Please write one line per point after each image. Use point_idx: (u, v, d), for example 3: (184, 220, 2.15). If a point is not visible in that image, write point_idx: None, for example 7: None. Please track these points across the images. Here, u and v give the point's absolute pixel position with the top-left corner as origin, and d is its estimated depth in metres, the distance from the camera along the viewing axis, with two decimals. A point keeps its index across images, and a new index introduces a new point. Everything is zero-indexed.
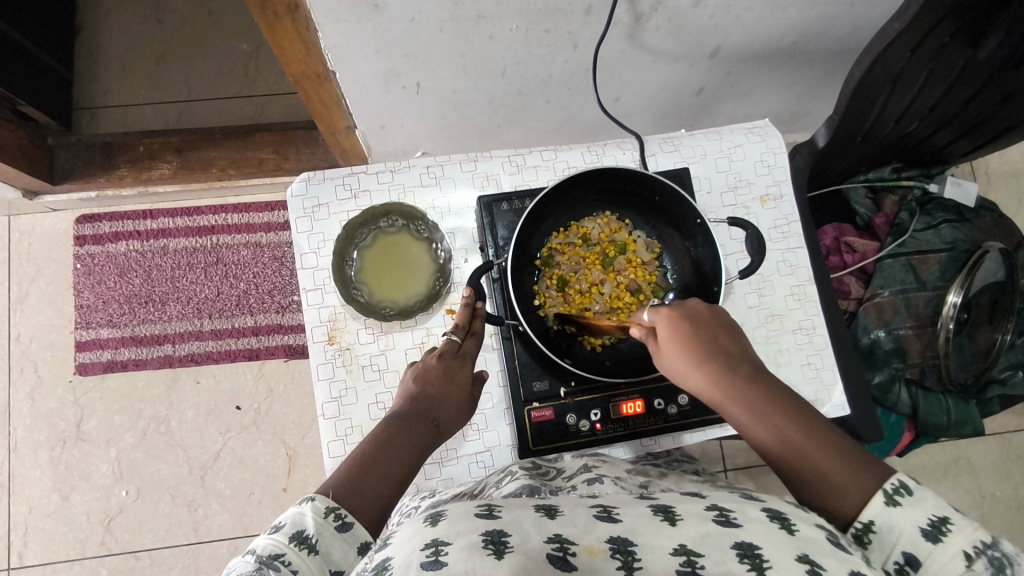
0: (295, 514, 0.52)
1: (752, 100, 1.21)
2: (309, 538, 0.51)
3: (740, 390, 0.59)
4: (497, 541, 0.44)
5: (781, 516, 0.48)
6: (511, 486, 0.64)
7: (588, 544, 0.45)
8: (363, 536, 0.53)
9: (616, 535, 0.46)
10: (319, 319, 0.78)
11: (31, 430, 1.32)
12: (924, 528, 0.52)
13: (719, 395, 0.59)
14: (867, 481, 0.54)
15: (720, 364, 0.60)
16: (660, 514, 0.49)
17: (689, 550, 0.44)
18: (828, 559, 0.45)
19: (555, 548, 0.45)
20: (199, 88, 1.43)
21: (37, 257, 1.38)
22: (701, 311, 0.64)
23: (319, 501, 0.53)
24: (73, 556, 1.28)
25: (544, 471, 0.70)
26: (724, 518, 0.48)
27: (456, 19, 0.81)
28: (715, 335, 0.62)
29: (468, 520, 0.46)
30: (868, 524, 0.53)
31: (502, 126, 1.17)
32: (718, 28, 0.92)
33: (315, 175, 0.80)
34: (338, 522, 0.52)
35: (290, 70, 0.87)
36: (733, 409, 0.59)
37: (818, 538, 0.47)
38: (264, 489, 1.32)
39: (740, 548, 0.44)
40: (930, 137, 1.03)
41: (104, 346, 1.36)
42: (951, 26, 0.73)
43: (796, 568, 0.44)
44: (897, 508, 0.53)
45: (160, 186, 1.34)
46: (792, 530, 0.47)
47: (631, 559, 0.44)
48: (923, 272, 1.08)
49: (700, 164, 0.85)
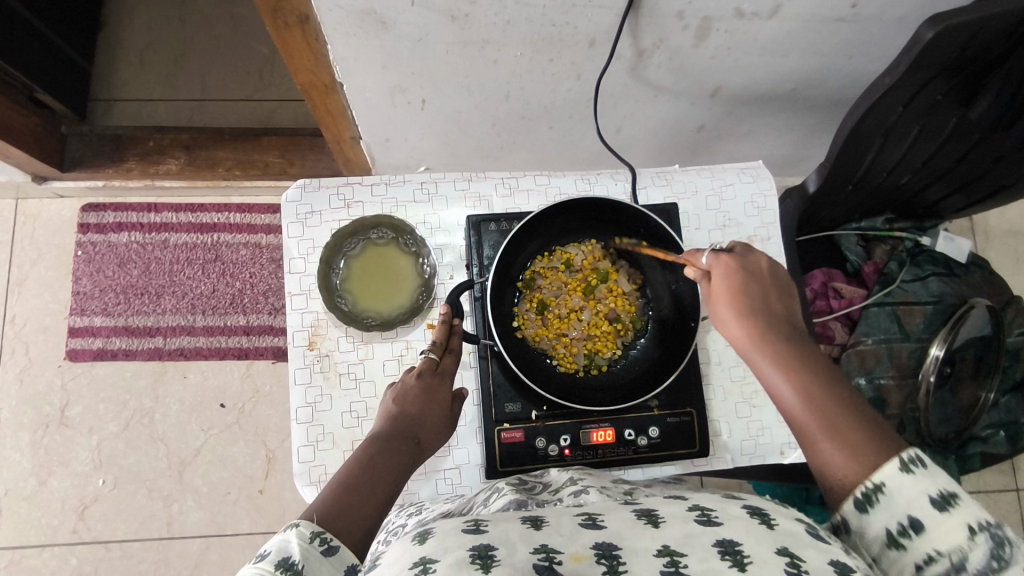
0: (279, 542, 0.50)
1: (754, 141, 1.23)
2: (295, 564, 0.49)
3: (772, 320, 0.64)
4: (484, 555, 0.43)
5: (761, 512, 0.49)
6: (500, 501, 0.64)
7: (574, 552, 0.45)
8: (347, 559, 0.53)
9: (602, 540, 0.46)
10: (301, 324, 0.78)
11: (16, 411, 1.33)
12: (932, 498, 0.52)
13: (746, 311, 0.64)
14: (869, 438, 0.55)
15: (756, 295, 0.65)
16: (644, 518, 0.50)
17: (672, 550, 0.45)
18: (807, 551, 0.45)
19: (541, 558, 0.44)
20: (213, 87, 1.46)
21: (39, 241, 1.40)
22: (762, 268, 0.67)
23: (303, 527, 0.52)
24: (45, 541, 1.28)
25: (532, 485, 0.69)
26: (706, 518, 0.48)
27: (462, 42, 0.84)
28: (768, 302, 0.65)
29: (458, 534, 0.47)
30: (878, 486, 0.53)
31: (504, 147, 1.19)
32: (720, 69, 0.94)
33: (312, 183, 0.81)
34: (322, 547, 0.51)
35: (299, 78, 0.91)
36: (760, 332, 0.63)
37: (798, 531, 0.47)
38: (241, 489, 1.32)
39: (721, 546, 0.45)
40: (923, 191, 1.04)
41: (96, 334, 1.37)
42: (944, 83, 0.74)
43: (777, 561, 0.44)
44: (909, 477, 0.53)
45: (166, 181, 1.36)
46: (772, 525, 0.48)
47: (616, 564, 0.44)
48: (908, 323, 1.07)
49: (689, 200, 0.86)
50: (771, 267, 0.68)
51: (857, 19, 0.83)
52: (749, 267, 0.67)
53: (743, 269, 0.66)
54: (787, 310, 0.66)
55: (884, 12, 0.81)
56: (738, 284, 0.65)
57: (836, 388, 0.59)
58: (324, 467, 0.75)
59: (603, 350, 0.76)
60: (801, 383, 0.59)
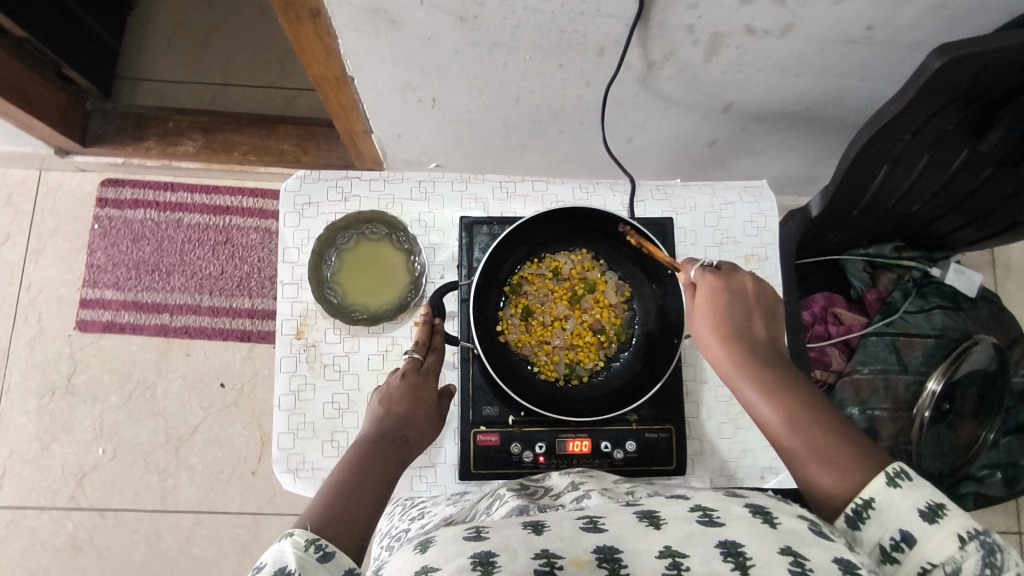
0: (275, 554, 0.49)
1: (767, 159, 1.21)
2: (292, 573, 0.47)
3: (756, 344, 0.63)
4: (485, 561, 0.43)
5: (763, 511, 0.48)
6: (502, 507, 0.61)
7: (575, 556, 0.45)
8: (345, 562, 0.51)
9: (603, 542, 0.46)
10: (290, 313, 0.79)
11: (25, 376, 1.37)
12: (921, 510, 0.51)
13: (730, 335, 0.64)
14: (853, 456, 0.55)
15: (737, 315, 0.65)
16: (645, 519, 0.48)
17: (674, 551, 0.44)
18: (810, 549, 0.44)
19: (542, 563, 0.44)
20: (236, 72, 1.49)
21: (59, 213, 1.43)
22: (745, 287, 0.67)
23: (297, 536, 0.51)
24: (43, 504, 1.32)
25: (533, 489, 0.67)
26: (707, 518, 0.47)
27: (471, 43, 0.84)
28: (749, 322, 0.65)
29: (459, 543, 0.47)
30: (868, 502, 0.53)
31: (514, 149, 1.19)
32: (732, 84, 0.93)
33: (311, 174, 0.82)
34: (318, 554, 0.50)
35: (310, 69, 0.92)
36: (746, 356, 0.62)
37: (800, 529, 0.47)
38: (235, 469, 1.35)
39: (724, 547, 0.44)
40: (936, 221, 1.01)
41: (106, 307, 1.40)
42: (956, 112, 0.73)
43: (780, 561, 0.43)
44: (897, 490, 0.52)
45: (183, 163, 1.39)
46: (774, 524, 0.46)
47: (618, 566, 0.44)
48: (907, 355, 1.04)
49: (687, 216, 0.85)
50: (755, 285, 0.68)
51: (872, 42, 0.81)
52: (734, 288, 0.67)
53: (726, 292, 0.66)
54: (768, 331, 0.65)
55: (900, 37, 0.80)
56: (723, 306, 0.65)
57: (818, 408, 0.58)
58: (302, 456, 0.76)
59: (585, 360, 0.76)
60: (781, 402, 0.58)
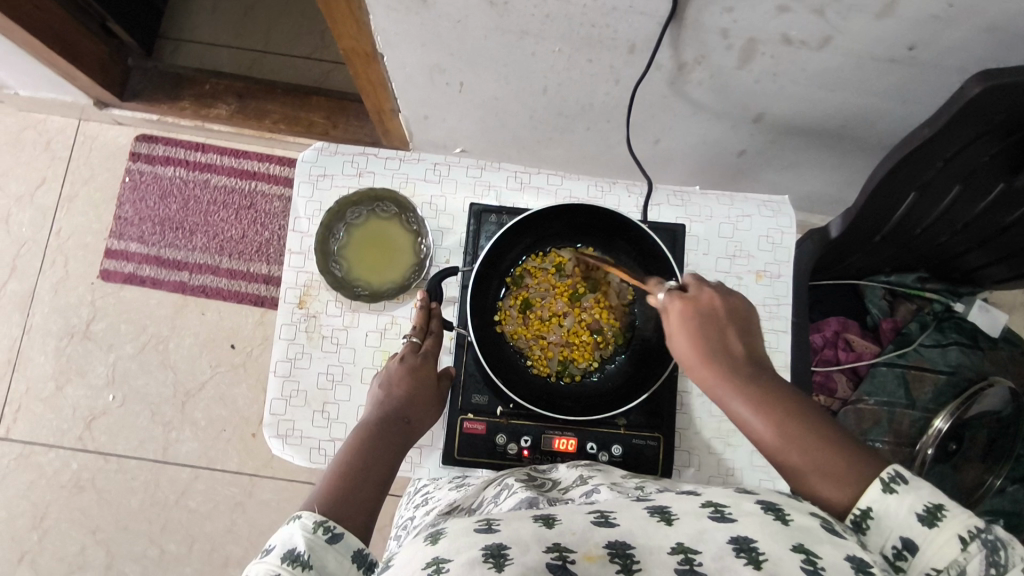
0: (284, 537, 0.51)
1: (796, 174, 1.19)
2: (301, 556, 0.50)
3: (731, 358, 0.59)
4: (497, 554, 0.40)
5: (775, 507, 0.43)
6: (511, 499, 0.59)
7: (587, 549, 0.41)
8: (354, 544, 0.54)
9: (615, 538, 0.42)
10: (294, 282, 0.80)
11: (47, 318, 1.41)
12: (919, 514, 0.47)
13: (707, 359, 0.60)
14: (850, 467, 0.51)
15: (711, 329, 0.61)
16: (657, 514, 0.44)
17: (687, 548, 0.41)
18: (822, 547, 0.40)
19: (554, 557, 0.40)
20: (276, 41, 1.50)
21: (93, 163, 1.47)
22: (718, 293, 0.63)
23: (306, 519, 0.53)
24: (52, 443, 1.36)
25: (540, 481, 0.65)
26: (719, 514, 0.43)
27: (500, 30, 0.84)
28: (725, 332, 0.61)
29: (469, 535, 0.43)
30: (866, 511, 0.49)
31: (539, 141, 1.18)
32: (763, 95, 0.91)
33: (329, 147, 0.83)
34: (327, 536, 0.52)
35: (342, 44, 0.93)
36: (721, 372, 0.58)
37: (813, 526, 0.42)
38: (236, 429, 1.38)
39: (736, 543, 0.40)
40: (963, 255, 0.98)
41: (129, 259, 1.43)
42: (990, 145, 0.70)
43: (792, 559, 0.39)
44: (893, 496, 0.48)
45: (215, 125, 1.42)
46: (786, 521, 0.42)
47: (629, 563, 0.40)
48: (915, 389, 1.02)
49: (702, 225, 0.84)
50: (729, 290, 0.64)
51: (912, 63, 0.78)
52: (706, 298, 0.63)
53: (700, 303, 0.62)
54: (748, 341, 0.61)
55: (942, 60, 0.77)
56: (696, 328, 0.61)
57: (806, 422, 0.54)
58: (292, 422, 0.77)
59: (578, 359, 0.75)
60: (766, 419, 0.55)
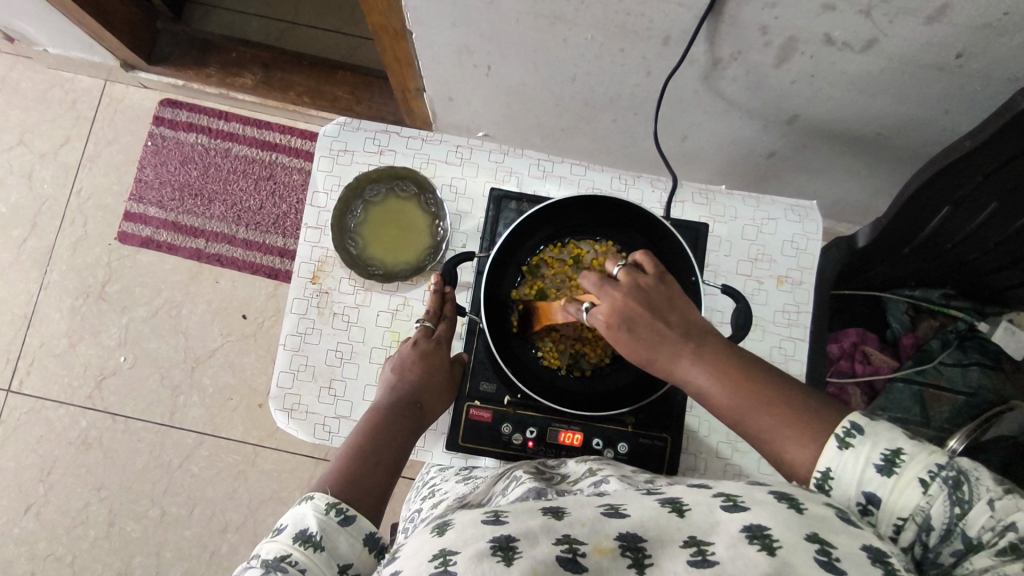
0: (296, 517, 0.53)
1: (825, 180, 1.16)
2: (313, 536, 0.52)
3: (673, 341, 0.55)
4: (505, 547, 0.39)
5: (788, 496, 0.42)
6: (518, 489, 0.59)
7: (597, 542, 0.40)
8: (365, 526, 0.55)
9: (626, 531, 0.41)
10: (309, 257, 0.80)
11: (64, 276, 1.42)
12: (876, 465, 0.46)
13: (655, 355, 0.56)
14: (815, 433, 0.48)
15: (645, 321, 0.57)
16: (669, 506, 0.44)
17: (699, 541, 0.40)
18: (838, 537, 0.39)
19: (563, 550, 0.39)
20: (305, 13, 1.49)
21: (117, 125, 1.47)
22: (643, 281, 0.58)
23: (318, 500, 0.55)
24: (62, 400, 1.38)
25: (549, 475, 0.65)
26: (731, 503, 0.42)
27: (534, 14, 0.82)
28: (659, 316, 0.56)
29: (476, 526, 0.42)
30: (826, 473, 0.47)
31: (563, 130, 1.16)
32: (799, 96, 0.89)
33: (351, 122, 0.82)
34: (339, 518, 0.54)
35: (371, 18, 0.91)
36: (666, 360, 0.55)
37: (828, 516, 0.41)
38: (243, 399, 1.38)
39: (749, 531, 0.39)
40: (993, 274, 0.95)
41: (148, 223, 1.44)
42: None
43: (806, 548, 0.38)
44: (850, 451, 0.46)
45: (239, 94, 1.41)
46: (800, 510, 0.41)
47: (641, 557, 0.39)
48: (932, 408, 1.01)
49: (725, 225, 0.82)
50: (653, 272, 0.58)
51: (959, 72, 0.76)
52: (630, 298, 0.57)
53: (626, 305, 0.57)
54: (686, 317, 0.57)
55: (991, 69, 0.74)
56: (629, 332, 0.57)
57: (757, 394, 0.51)
58: (298, 397, 0.77)
59: (590, 353, 0.74)
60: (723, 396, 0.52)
